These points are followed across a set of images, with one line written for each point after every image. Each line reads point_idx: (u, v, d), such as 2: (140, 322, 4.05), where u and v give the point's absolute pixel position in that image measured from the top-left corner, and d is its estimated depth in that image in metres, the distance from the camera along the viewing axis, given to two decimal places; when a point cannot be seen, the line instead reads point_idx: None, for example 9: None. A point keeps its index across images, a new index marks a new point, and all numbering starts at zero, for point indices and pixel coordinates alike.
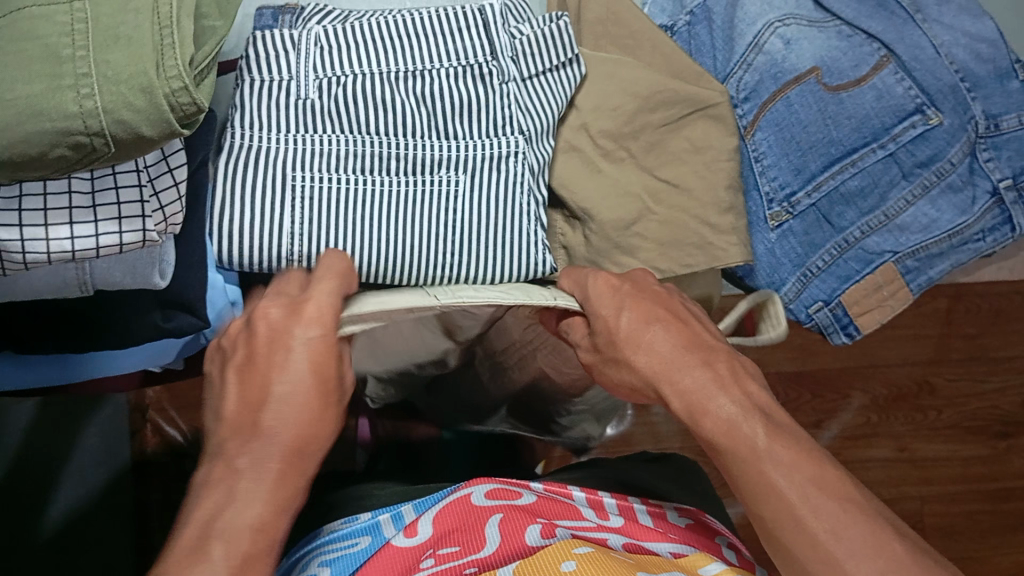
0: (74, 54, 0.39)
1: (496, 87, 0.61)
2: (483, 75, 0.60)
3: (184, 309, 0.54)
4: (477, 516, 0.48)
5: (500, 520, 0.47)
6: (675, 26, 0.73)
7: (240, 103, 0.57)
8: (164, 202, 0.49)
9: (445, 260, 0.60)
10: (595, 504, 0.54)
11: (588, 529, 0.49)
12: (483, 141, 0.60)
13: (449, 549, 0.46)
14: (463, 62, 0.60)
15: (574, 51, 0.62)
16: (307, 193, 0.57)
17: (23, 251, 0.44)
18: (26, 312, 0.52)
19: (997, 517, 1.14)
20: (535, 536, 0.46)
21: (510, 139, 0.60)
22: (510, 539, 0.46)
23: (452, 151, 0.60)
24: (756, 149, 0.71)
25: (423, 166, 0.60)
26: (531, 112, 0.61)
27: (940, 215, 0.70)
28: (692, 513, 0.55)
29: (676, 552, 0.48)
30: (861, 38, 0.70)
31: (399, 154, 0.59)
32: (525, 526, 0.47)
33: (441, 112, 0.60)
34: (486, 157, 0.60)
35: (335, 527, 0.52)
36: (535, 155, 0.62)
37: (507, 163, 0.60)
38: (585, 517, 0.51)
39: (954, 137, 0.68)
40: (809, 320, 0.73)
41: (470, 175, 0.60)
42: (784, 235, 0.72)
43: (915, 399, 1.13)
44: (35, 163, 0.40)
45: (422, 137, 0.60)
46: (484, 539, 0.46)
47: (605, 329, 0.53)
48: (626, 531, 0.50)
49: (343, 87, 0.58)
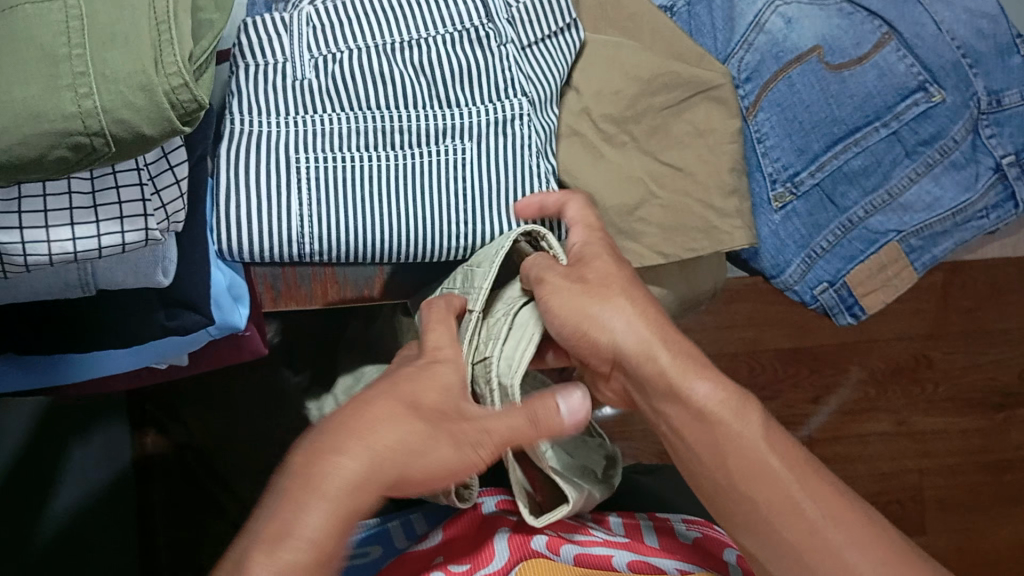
0: (70, 53, 0.38)
1: (495, 50, 0.59)
2: (480, 39, 0.58)
3: (187, 307, 0.53)
4: (487, 532, 0.53)
5: (508, 534, 0.51)
6: (675, 7, 0.72)
7: (237, 89, 0.56)
8: (165, 199, 0.48)
9: (459, 230, 0.59)
10: (603, 524, 0.56)
11: (596, 543, 0.51)
12: (486, 106, 0.59)
13: (460, 567, 0.50)
14: (457, 27, 0.58)
15: (572, 16, 0.62)
16: (311, 174, 0.56)
17: (24, 254, 0.43)
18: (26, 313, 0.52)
19: (997, 487, 1.16)
20: (541, 544, 0.50)
21: (515, 102, 0.59)
22: (518, 548, 0.50)
23: (455, 119, 0.59)
24: (759, 130, 0.70)
25: (428, 137, 0.59)
26: (536, 79, 0.61)
27: (943, 193, 0.70)
28: (700, 525, 0.55)
29: (681, 569, 0.50)
30: (861, 16, 0.69)
31: (403, 128, 0.58)
32: (532, 538, 0.51)
33: (441, 80, 0.58)
34: (490, 122, 0.59)
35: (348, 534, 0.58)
36: (540, 121, 0.61)
37: (513, 126, 0.59)
38: (593, 532, 0.53)
39: (956, 115, 0.68)
40: (814, 301, 0.73)
41: (476, 142, 0.59)
42: (788, 216, 0.71)
43: (913, 372, 1.13)
44: (33, 166, 0.39)
45: (424, 107, 0.59)
46: (491, 554, 0.50)
47: (584, 269, 0.53)
48: (633, 547, 0.51)
49: (339, 63, 0.57)
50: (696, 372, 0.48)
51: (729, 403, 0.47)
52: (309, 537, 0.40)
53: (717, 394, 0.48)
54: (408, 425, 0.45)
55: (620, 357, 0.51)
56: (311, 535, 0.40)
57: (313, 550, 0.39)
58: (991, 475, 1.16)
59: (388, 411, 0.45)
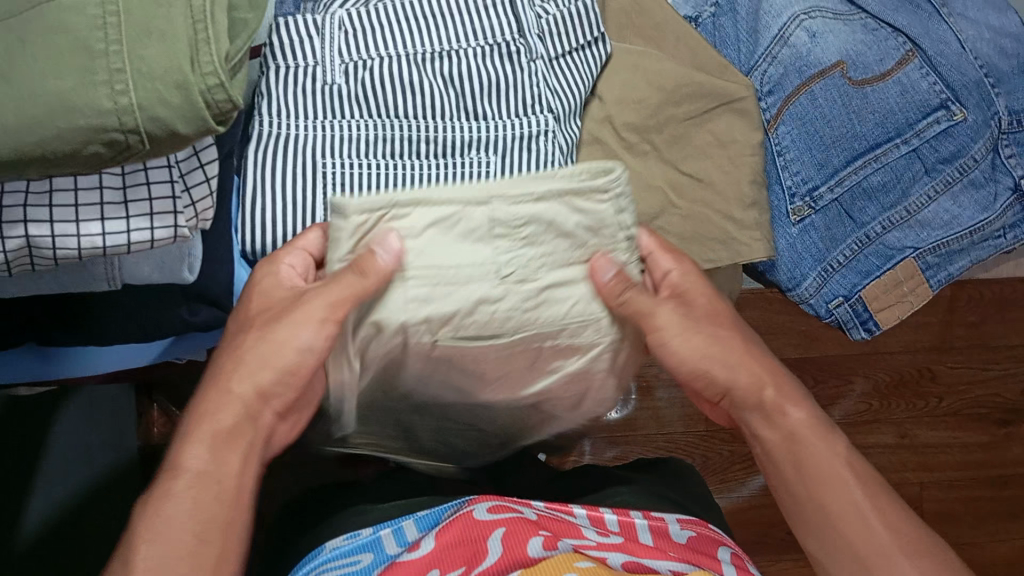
0: (107, 49, 0.38)
1: (525, 66, 0.60)
2: (511, 54, 0.60)
3: (208, 303, 0.55)
4: (480, 531, 0.49)
5: (503, 533, 0.48)
6: (699, 18, 0.72)
7: (266, 90, 0.55)
8: (196, 197, 0.48)
9: None
10: (596, 521, 0.53)
11: (589, 547, 0.49)
12: (511, 121, 0.59)
13: (454, 572, 0.46)
14: (490, 40, 0.60)
15: (600, 30, 0.63)
16: (339, 180, 0.56)
17: (53, 247, 0.44)
18: (32, 305, 0.51)
19: (999, 504, 1.15)
20: (537, 548, 0.46)
21: (540, 118, 0.59)
22: (511, 549, 0.46)
23: (481, 132, 0.59)
24: (779, 144, 0.69)
25: (451, 148, 0.58)
26: (560, 92, 0.61)
27: (962, 212, 0.71)
28: (695, 525, 0.55)
29: (675, 569, 0.47)
30: (885, 32, 0.70)
31: (429, 137, 0.58)
32: (527, 539, 0.47)
33: (469, 91, 0.59)
34: (515, 136, 0.59)
35: (335, 543, 0.53)
36: (564, 135, 0.61)
37: (536, 142, 0.59)
38: (585, 533, 0.51)
39: (978, 134, 0.69)
40: (829, 315, 0.72)
41: (501, 156, 0.59)
42: (806, 230, 0.70)
43: (916, 386, 1.13)
44: (67, 161, 0.39)
45: (450, 118, 0.59)
46: (485, 555, 0.47)
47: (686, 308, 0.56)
48: (627, 549, 0.50)
49: (370, 70, 0.57)
50: (794, 401, 0.55)
51: (817, 427, 0.54)
52: (195, 469, 0.47)
53: (808, 420, 0.55)
54: (267, 342, 0.50)
55: (730, 393, 0.56)
56: (198, 466, 0.47)
57: (198, 478, 0.47)
58: (991, 491, 1.15)
59: (253, 344, 0.51)
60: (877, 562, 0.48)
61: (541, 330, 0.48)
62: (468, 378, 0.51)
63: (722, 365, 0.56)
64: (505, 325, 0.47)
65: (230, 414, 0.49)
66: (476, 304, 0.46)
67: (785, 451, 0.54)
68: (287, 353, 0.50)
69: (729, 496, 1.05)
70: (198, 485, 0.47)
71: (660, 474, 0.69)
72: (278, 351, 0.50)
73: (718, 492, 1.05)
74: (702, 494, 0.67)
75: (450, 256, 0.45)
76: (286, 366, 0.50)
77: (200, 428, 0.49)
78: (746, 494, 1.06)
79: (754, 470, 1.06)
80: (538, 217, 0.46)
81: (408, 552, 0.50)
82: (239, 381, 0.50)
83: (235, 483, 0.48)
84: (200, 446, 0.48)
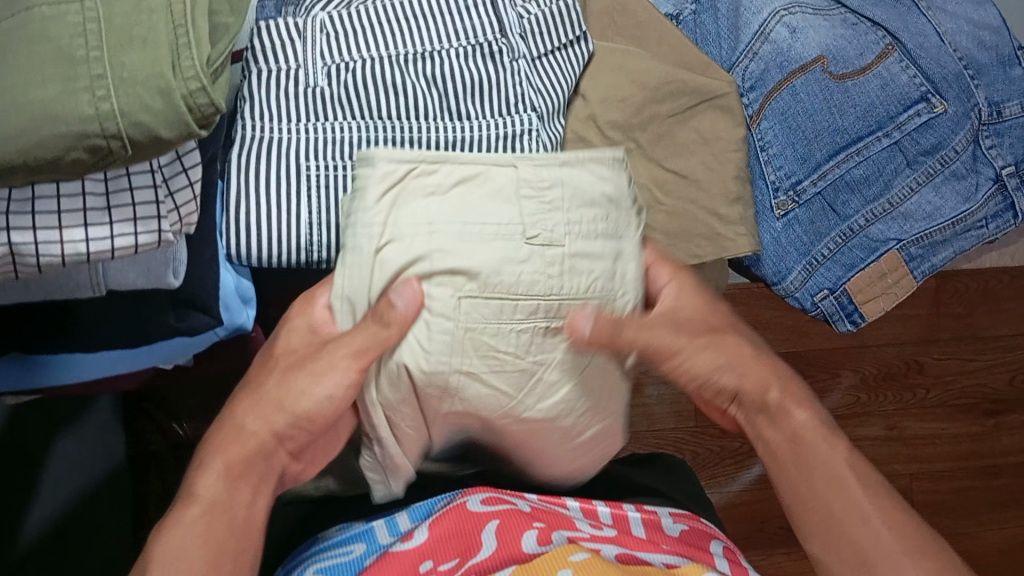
0: (88, 55, 0.39)
1: (507, 65, 0.60)
2: (493, 53, 0.60)
3: (197, 310, 0.54)
4: (474, 525, 0.49)
5: (498, 527, 0.48)
6: (681, 15, 0.72)
7: (249, 94, 0.56)
8: (179, 202, 0.48)
9: None
10: (589, 514, 0.54)
11: (584, 538, 0.49)
12: (495, 120, 0.59)
13: (448, 564, 0.47)
14: (472, 40, 0.59)
15: (582, 28, 0.63)
16: (323, 182, 0.56)
17: (37, 255, 0.44)
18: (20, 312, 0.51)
19: (986, 493, 1.17)
20: (531, 544, 0.46)
21: (524, 117, 0.60)
22: (507, 544, 0.47)
23: (465, 132, 0.59)
24: (762, 139, 0.70)
25: (436, 149, 0.59)
26: (544, 91, 0.61)
27: (943, 203, 0.71)
28: (686, 518, 0.55)
29: (668, 562, 0.48)
30: (866, 26, 0.70)
31: (413, 138, 0.58)
32: (522, 533, 0.47)
33: (452, 92, 0.59)
34: (499, 136, 0.59)
35: (329, 533, 0.54)
36: (548, 133, 0.61)
37: (521, 141, 0.59)
38: (579, 526, 0.51)
39: (957, 125, 0.70)
40: (814, 308, 0.72)
41: (486, 156, 0.59)
42: (790, 224, 0.71)
43: (904, 378, 1.14)
44: (48, 168, 0.39)
45: (434, 119, 0.59)
46: (479, 548, 0.47)
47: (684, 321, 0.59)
48: (621, 542, 0.50)
49: (352, 72, 0.57)
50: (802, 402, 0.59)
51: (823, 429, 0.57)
52: (207, 498, 0.49)
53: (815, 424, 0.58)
54: (283, 387, 0.53)
55: (738, 395, 0.59)
56: (209, 493, 0.49)
57: (198, 502, 0.48)
58: (979, 480, 1.16)
59: (271, 383, 0.53)
60: (880, 562, 0.49)
61: (567, 305, 0.49)
62: (500, 357, 0.49)
63: (732, 372, 0.59)
64: (531, 290, 0.48)
65: (242, 445, 0.51)
66: (501, 261, 0.48)
67: (792, 454, 0.56)
68: (300, 402, 0.52)
69: (718, 492, 1.06)
70: (210, 513, 0.48)
71: (652, 468, 0.69)
72: (290, 392, 0.52)
73: (707, 488, 1.05)
74: (694, 488, 0.68)
75: (471, 215, 0.48)
76: (303, 411, 0.52)
77: (219, 454, 0.51)
78: (739, 490, 1.06)
79: (745, 466, 1.06)
80: (562, 180, 0.50)
81: (403, 543, 0.50)
82: (250, 418, 0.52)
83: (245, 514, 0.49)
84: (217, 478, 0.49)
